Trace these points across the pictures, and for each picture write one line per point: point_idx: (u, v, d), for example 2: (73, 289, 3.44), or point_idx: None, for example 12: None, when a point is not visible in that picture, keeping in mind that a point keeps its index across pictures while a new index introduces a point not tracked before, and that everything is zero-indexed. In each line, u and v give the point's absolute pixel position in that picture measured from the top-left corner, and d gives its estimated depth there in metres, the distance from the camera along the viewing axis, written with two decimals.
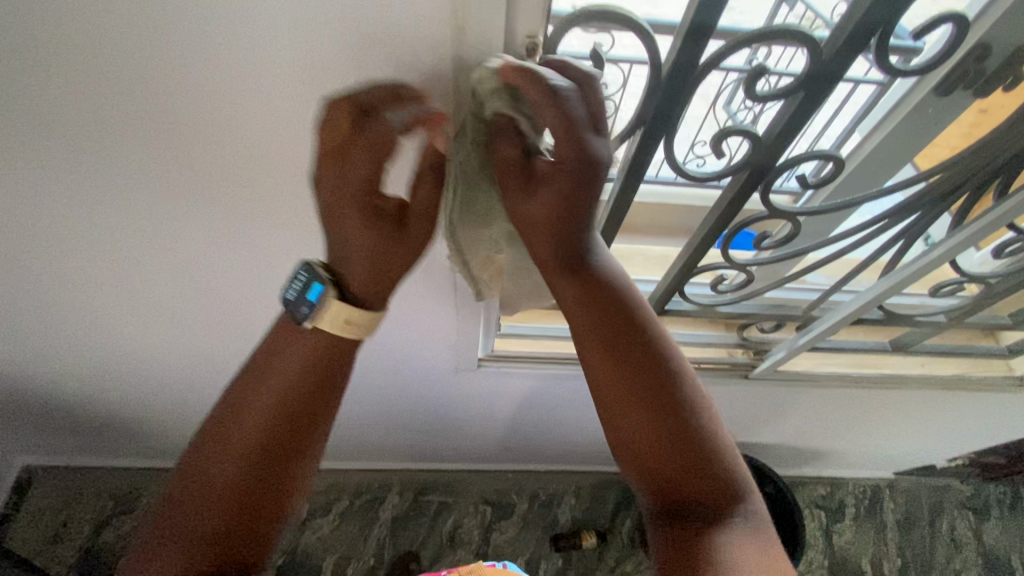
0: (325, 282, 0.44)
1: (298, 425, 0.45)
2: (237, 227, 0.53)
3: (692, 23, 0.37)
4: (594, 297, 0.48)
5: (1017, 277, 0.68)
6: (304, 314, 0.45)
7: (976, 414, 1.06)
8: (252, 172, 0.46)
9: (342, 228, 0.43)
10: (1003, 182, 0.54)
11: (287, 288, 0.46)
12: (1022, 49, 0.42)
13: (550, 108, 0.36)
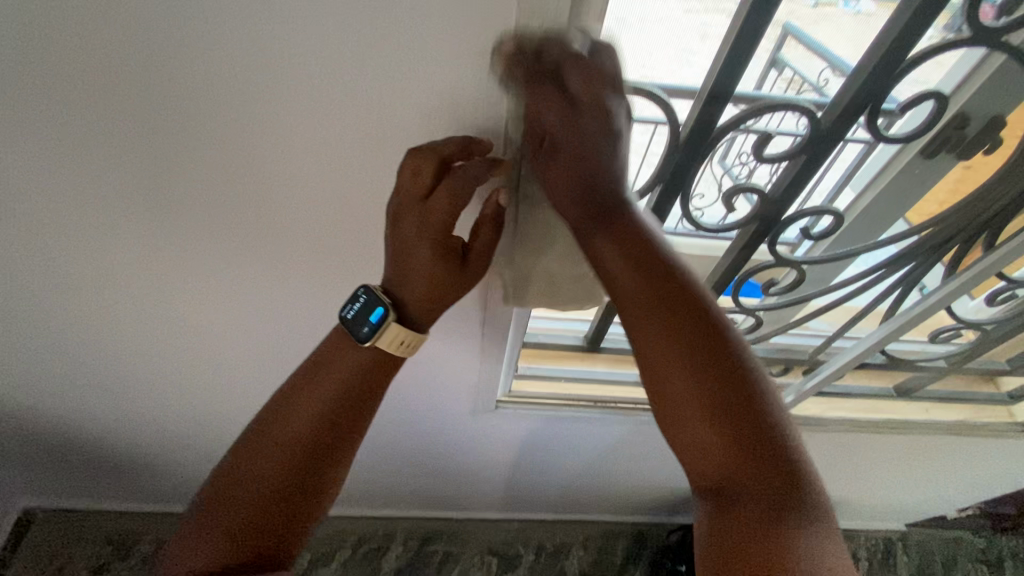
0: (385, 304, 0.44)
1: (338, 428, 0.47)
2: (280, 275, 0.56)
3: (712, 89, 0.43)
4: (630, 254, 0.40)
5: (1010, 324, 0.72)
6: (364, 335, 0.45)
7: (982, 461, 1.07)
8: (304, 224, 0.50)
9: (408, 263, 0.44)
10: (990, 235, 0.59)
11: (347, 308, 0.46)
12: (997, 119, 0.48)
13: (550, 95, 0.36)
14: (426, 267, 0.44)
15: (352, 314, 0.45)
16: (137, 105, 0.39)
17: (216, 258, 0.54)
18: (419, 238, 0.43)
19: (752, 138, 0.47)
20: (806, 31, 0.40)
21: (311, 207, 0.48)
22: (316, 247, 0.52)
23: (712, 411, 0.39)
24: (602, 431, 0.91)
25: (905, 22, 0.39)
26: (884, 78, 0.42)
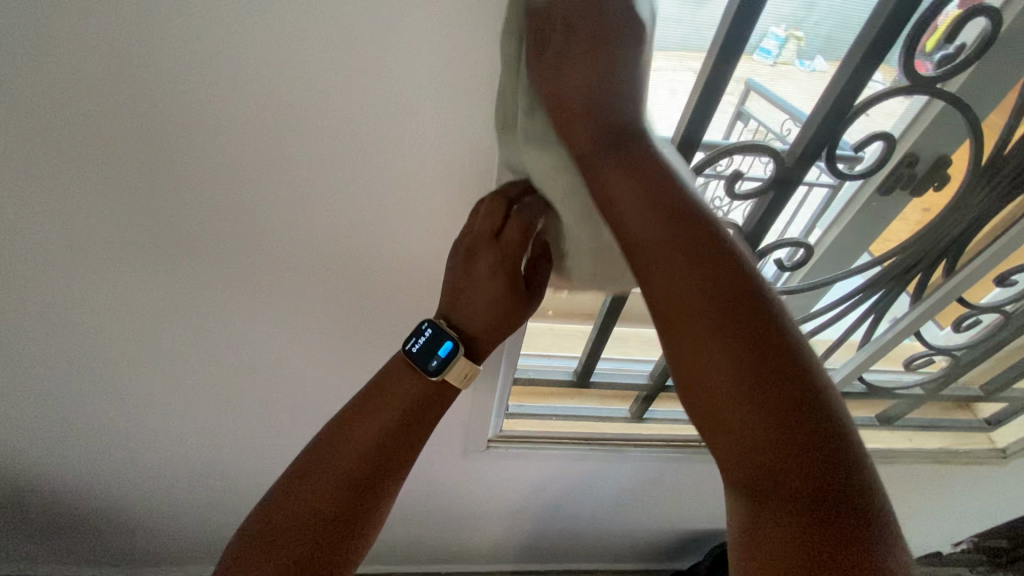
0: (454, 339, 0.46)
1: (399, 456, 0.46)
2: (278, 306, 0.57)
3: (683, 137, 0.47)
4: (651, 205, 0.36)
5: (979, 348, 0.76)
6: (433, 370, 0.46)
7: (970, 492, 1.08)
8: (307, 251, 0.52)
9: (477, 295, 0.46)
10: (949, 262, 0.63)
11: (411, 341, 0.47)
12: (942, 158, 0.53)
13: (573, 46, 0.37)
14: (493, 298, 0.46)
15: (417, 348, 0.47)
16: (166, 122, 0.42)
17: (216, 287, 0.55)
18: (491, 273, 0.45)
19: (723, 179, 0.51)
20: (764, 85, 0.44)
21: (316, 232, 0.51)
22: (317, 274, 0.55)
23: (745, 381, 0.34)
24: (596, 470, 0.91)
25: (846, 75, 0.44)
26: (836, 121, 0.46)
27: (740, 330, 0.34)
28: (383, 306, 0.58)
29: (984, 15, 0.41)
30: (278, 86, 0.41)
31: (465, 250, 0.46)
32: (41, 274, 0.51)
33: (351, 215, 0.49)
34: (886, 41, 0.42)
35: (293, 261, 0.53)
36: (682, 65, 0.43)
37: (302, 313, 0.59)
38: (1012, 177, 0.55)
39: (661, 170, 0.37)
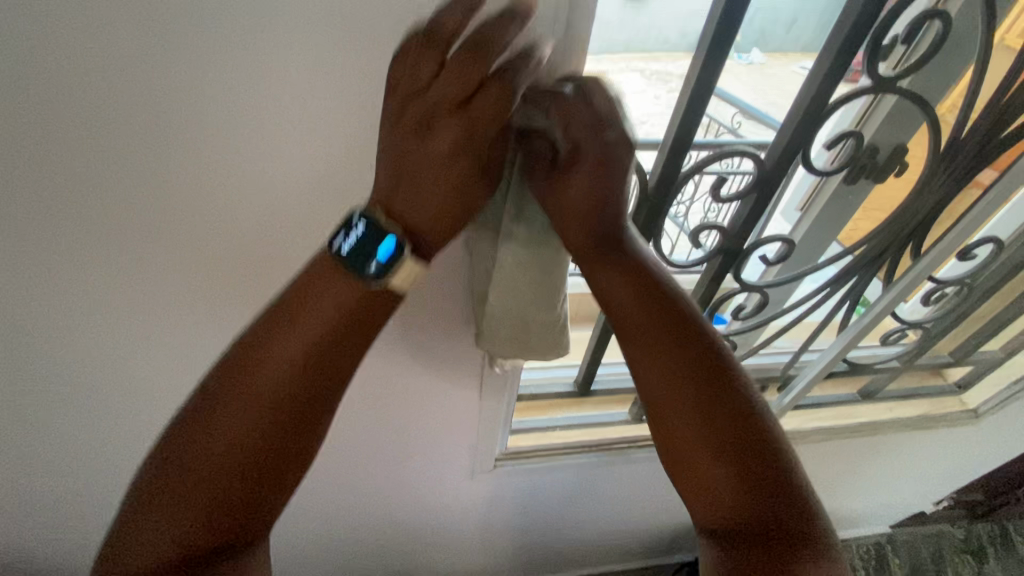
0: (399, 235, 0.35)
1: (294, 422, 0.37)
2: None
3: (667, 163, 0.49)
4: (631, 288, 0.44)
5: (947, 320, 0.80)
6: (372, 277, 0.35)
7: (948, 452, 1.15)
8: None
9: (388, 212, 0.36)
10: (915, 245, 0.66)
11: (339, 240, 0.36)
12: (901, 145, 0.56)
13: (578, 106, 0.35)
14: (409, 222, 0.36)
15: (350, 247, 0.36)
16: (159, 173, 0.41)
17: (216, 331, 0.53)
18: (452, 154, 0.34)
19: (708, 183, 0.52)
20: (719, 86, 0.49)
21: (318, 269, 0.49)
22: None
23: (719, 440, 0.43)
24: (602, 475, 0.92)
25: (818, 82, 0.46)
26: (811, 125, 0.48)
27: (710, 395, 0.44)
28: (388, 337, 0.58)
29: (941, 17, 0.42)
30: (275, 137, 0.40)
31: (405, 121, 0.33)
32: (36, 342, 0.50)
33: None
34: (858, 42, 0.42)
35: None
36: (629, 65, 0.43)
37: None
38: (969, 160, 0.58)
39: (639, 268, 0.44)
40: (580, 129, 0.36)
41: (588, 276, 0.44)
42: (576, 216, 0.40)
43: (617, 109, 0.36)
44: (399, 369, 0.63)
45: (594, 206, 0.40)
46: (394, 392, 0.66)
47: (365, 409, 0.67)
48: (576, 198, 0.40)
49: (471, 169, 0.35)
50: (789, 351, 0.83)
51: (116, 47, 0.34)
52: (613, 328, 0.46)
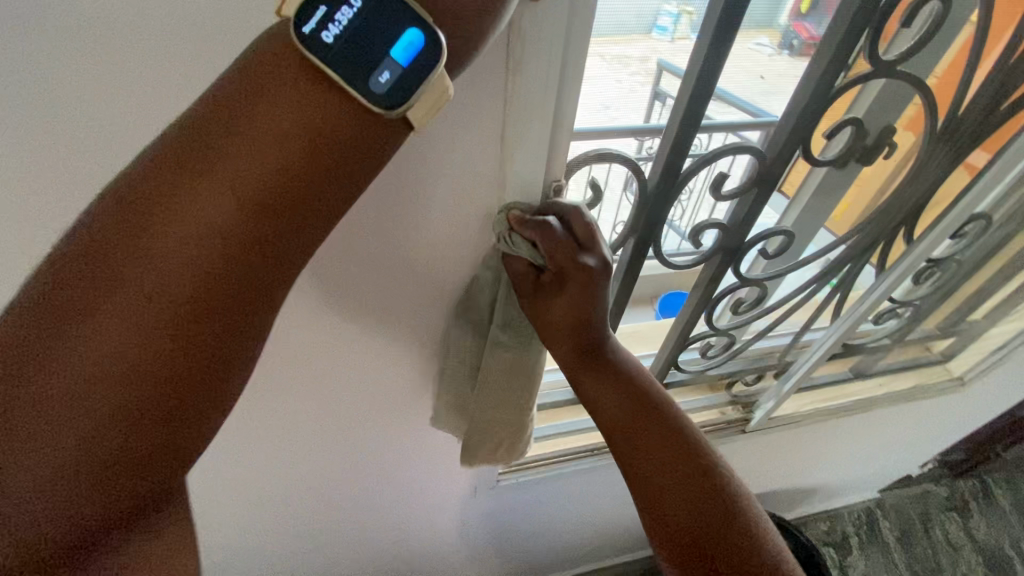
0: (427, 23, 0.26)
1: (177, 407, 0.28)
2: (275, 378, 0.52)
3: (667, 162, 0.46)
4: (618, 392, 0.46)
5: (934, 294, 0.80)
6: (380, 92, 0.26)
7: (934, 419, 1.18)
8: (291, 331, 0.48)
9: (255, 131, 0.27)
10: (907, 230, 0.64)
11: (321, 23, 0.25)
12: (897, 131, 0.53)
13: (557, 237, 0.40)
14: (283, 148, 0.27)
15: (346, 31, 0.26)
16: None
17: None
18: None
19: (706, 182, 0.50)
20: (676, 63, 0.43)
21: (311, 301, 0.45)
22: (306, 347, 0.50)
23: (693, 530, 0.45)
24: (609, 476, 0.90)
25: (820, 71, 0.43)
26: (812, 114, 0.46)
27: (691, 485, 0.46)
28: (381, 367, 0.55)
29: None
30: None
31: None
32: None
33: (348, 278, 0.44)
34: (859, 26, 0.40)
35: (276, 345, 0.49)
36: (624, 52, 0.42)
37: (294, 391, 0.54)
38: (972, 142, 0.55)
39: (625, 376, 0.47)
40: (560, 255, 0.40)
41: (577, 383, 0.46)
42: (562, 329, 0.43)
43: (595, 235, 0.41)
44: (401, 395, 0.59)
45: (580, 327, 0.43)
46: (396, 419, 0.62)
47: (366, 438, 0.64)
48: (563, 318, 0.42)
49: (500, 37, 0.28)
50: (794, 332, 0.81)
51: (71, 70, 0.29)
52: (601, 428, 0.47)
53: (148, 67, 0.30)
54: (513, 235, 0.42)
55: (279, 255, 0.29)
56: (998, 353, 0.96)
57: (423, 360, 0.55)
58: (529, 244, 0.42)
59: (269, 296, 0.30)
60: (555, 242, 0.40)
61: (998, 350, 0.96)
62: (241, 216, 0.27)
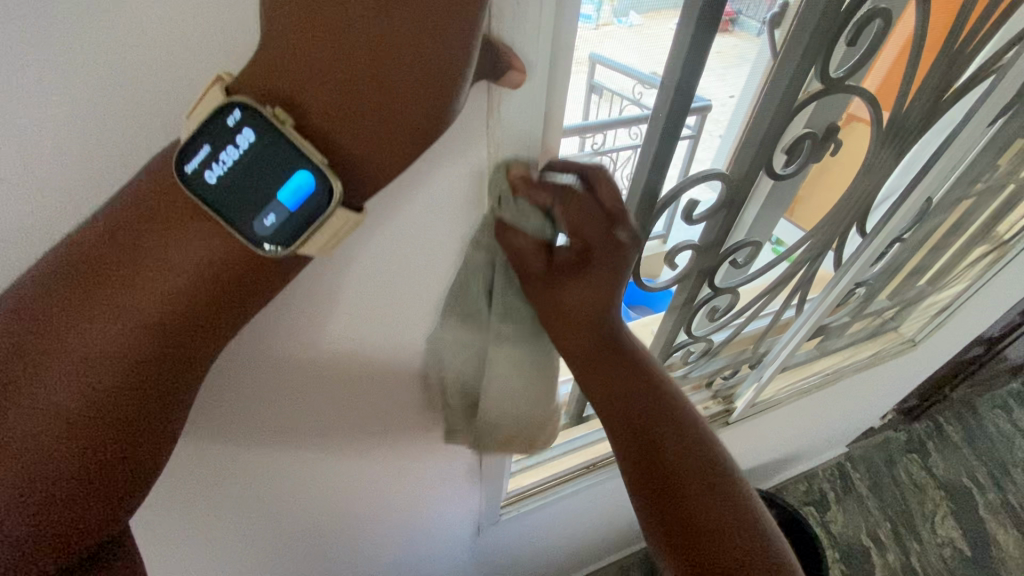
0: (321, 168, 0.23)
1: (79, 530, 0.28)
2: (256, 465, 0.47)
3: (642, 198, 0.46)
4: (629, 403, 0.43)
5: (888, 272, 0.83)
6: (266, 235, 0.24)
7: (892, 377, 1.25)
8: (271, 426, 0.44)
9: (148, 262, 0.25)
10: (861, 224, 0.66)
11: (202, 160, 0.23)
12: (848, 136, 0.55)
13: (576, 204, 0.35)
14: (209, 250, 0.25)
15: (230, 171, 0.23)
16: None
17: (174, 478, 0.43)
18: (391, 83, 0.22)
19: (679, 210, 0.50)
20: (608, 52, 0.34)
21: (289, 381, 0.41)
22: (289, 437, 0.46)
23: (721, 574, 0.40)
24: (607, 487, 0.90)
25: (778, 96, 0.44)
26: (772, 136, 0.47)
27: (688, 490, 0.42)
28: (371, 439, 0.51)
29: (882, 16, 0.42)
30: None
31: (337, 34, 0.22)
32: None
33: (330, 353, 0.40)
34: (809, 52, 0.41)
35: (256, 443, 0.45)
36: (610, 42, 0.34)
37: (281, 481, 0.50)
38: (922, 133, 0.57)
39: (642, 380, 0.43)
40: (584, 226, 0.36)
41: (588, 387, 0.44)
42: (577, 322, 0.40)
43: (619, 201, 0.36)
44: (392, 458, 0.55)
45: (594, 316, 0.40)
46: (389, 483, 0.59)
47: (358, 505, 0.59)
48: (578, 308, 0.39)
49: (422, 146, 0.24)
50: (769, 323, 0.81)
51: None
52: (612, 438, 0.45)
53: (76, 168, 0.25)
54: (519, 201, 0.35)
55: (181, 382, 0.28)
56: (942, 314, 1.04)
57: (414, 420, 0.52)
58: (540, 215, 0.36)
59: (174, 418, 0.29)
60: (576, 209, 0.35)
61: (940, 310, 1.05)
62: (136, 350, 0.26)
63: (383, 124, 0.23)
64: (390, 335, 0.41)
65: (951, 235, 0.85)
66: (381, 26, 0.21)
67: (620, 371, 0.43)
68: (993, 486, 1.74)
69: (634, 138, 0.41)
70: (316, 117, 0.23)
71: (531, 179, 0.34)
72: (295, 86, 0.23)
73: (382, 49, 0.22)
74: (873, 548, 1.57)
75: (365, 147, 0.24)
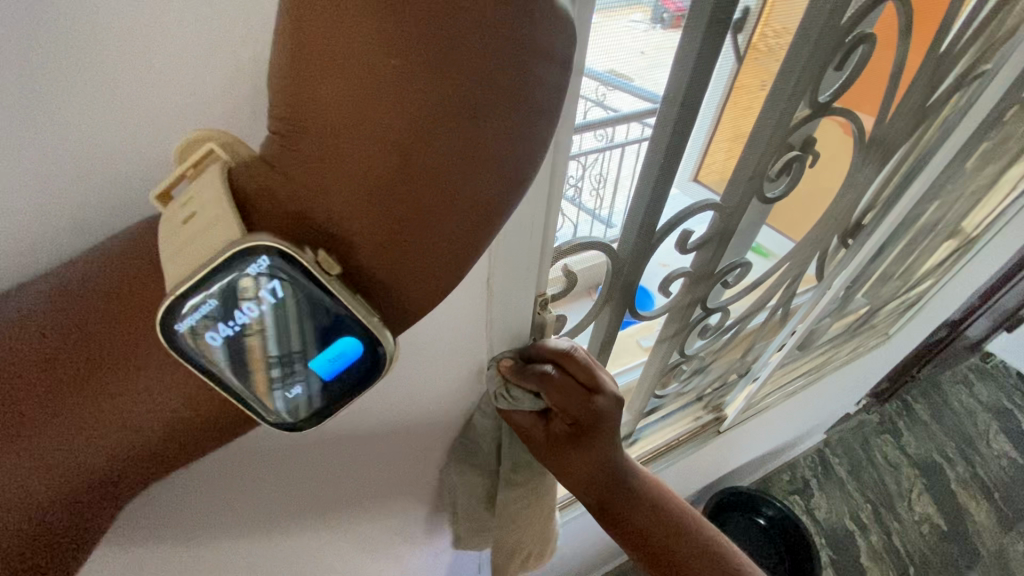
0: (366, 332, 0.23)
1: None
2: (242, 538, 0.43)
3: (636, 234, 0.45)
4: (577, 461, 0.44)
5: (866, 276, 0.84)
6: (286, 400, 0.25)
7: (867, 368, 1.28)
8: (258, 498, 0.41)
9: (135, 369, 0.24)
10: (843, 235, 0.67)
11: (215, 325, 0.22)
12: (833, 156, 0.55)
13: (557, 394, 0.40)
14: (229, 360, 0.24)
15: (243, 334, 0.22)
16: None
17: (153, 562, 0.39)
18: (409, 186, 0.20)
19: (674, 241, 0.49)
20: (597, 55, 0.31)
21: (280, 449, 0.38)
22: (276, 505, 0.43)
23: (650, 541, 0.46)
24: None
25: (769, 125, 0.43)
26: (760, 163, 0.46)
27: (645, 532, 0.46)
28: (364, 496, 0.49)
29: (867, 41, 0.42)
30: None
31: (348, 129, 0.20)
32: None
33: None
34: (797, 83, 0.41)
35: (241, 516, 0.41)
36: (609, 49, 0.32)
37: (269, 551, 0.47)
38: (904, 144, 0.57)
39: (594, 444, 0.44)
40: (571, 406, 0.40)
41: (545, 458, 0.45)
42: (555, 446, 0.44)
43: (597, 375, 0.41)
44: (387, 506, 0.52)
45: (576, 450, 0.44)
46: (384, 537, 0.55)
47: (353, 564, 0.56)
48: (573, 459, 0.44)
49: (438, 254, 0.22)
50: (758, 335, 0.81)
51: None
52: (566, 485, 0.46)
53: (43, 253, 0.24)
54: (512, 388, 0.41)
55: (130, 485, 0.26)
56: (911, 309, 1.09)
57: (412, 464, 0.49)
58: (533, 396, 0.41)
59: (115, 510, 0.27)
60: (561, 391, 0.40)
61: (911, 303, 1.08)
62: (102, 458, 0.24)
63: (434, 260, 0.22)
64: (384, 394, 0.39)
65: (925, 234, 0.86)
66: (402, 164, 0.20)
67: (627, 504, 0.46)
68: (962, 461, 1.81)
69: (601, 141, 0.36)
70: (356, 249, 0.22)
71: (518, 367, 0.40)
72: (330, 219, 0.21)
73: (391, 183, 0.20)
74: (857, 531, 1.61)
75: (386, 266, 0.22)
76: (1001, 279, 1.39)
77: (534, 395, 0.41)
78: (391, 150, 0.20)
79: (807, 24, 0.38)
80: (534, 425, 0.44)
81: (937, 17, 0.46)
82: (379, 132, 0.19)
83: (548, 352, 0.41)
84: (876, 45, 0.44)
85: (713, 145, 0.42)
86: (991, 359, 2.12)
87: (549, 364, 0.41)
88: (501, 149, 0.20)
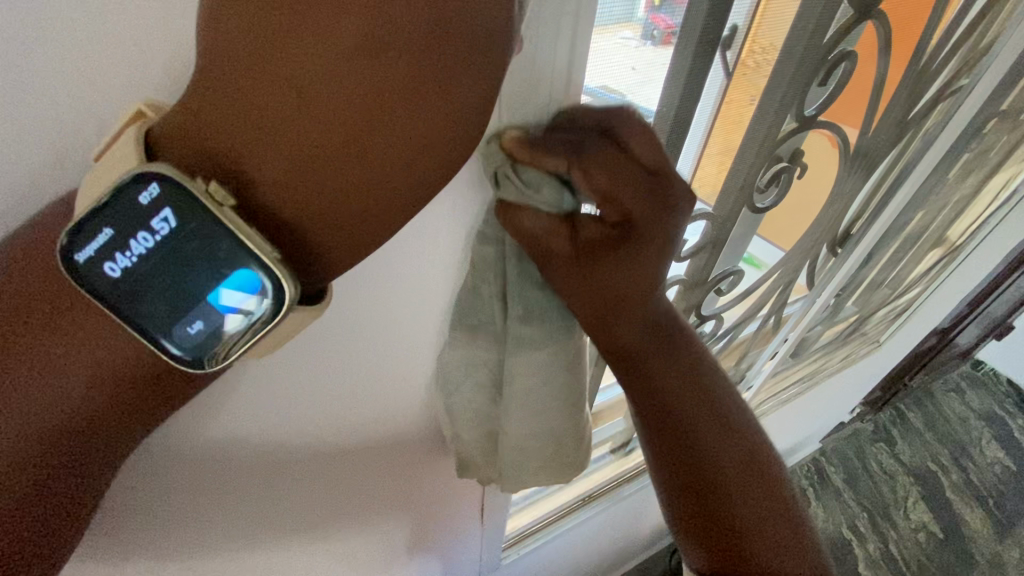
0: (267, 265, 0.22)
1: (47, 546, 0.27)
2: (244, 535, 0.45)
3: None
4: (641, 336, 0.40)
5: (854, 285, 0.86)
6: (194, 341, 0.24)
7: (859, 376, 1.30)
8: (260, 494, 0.42)
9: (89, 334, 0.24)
10: (830, 244, 0.69)
11: (110, 250, 0.22)
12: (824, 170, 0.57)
13: (600, 172, 0.31)
14: None
15: (142, 261, 0.22)
16: None
17: (157, 553, 0.41)
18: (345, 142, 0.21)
19: None
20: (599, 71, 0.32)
21: (284, 444, 0.40)
22: (278, 502, 0.44)
23: (692, 439, 0.42)
24: (604, 517, 0.88)
25: (755, 139, 0.46)
26: (748, 174, 0.48)
27: (696, 429, 0.42)
28: (363, 497, 0.50)
29: (848, 58, 0.44)
30: None
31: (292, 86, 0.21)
32: None
33: (324, 411, 0.40)
34: (780, 98, 0.43)
35: (244, 511, 0.43)
36: (611, 64, 0.33)
37: (271, 550, 0.48)
38: (887, 156, 0.60)
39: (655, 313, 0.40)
40: (618, 185, 0.32)
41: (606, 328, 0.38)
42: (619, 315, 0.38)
43: (649, 143, 0.32)
44: (387, 509, 0.53)
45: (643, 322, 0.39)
46: (383, 540, 0.56)
47: (352, 566, 0.56)
48: (629, 301, 0.37)
49: (367, 214, 0.23)
50: (751, 343, 0.82)
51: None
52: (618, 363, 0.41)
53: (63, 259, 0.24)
54: (525, 174, 0.31)
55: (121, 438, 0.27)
56: (901, 317, 1.11)
57: (412, 467, 0.50)
58: (554, 184, 0.31)
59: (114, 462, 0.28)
60: (602, 168, 0.31)
61: (899, 312, 1.10)
62: (72, 422, 0.25)
63: (348, 207, 0.23)
64: (380, 389, 0.41)
65: (911, 243, 0.89)
66: (340, 118, 0.21)
67: (682, 397, 0.42)
68: (956, 469, 1.83)
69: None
70: (257, 185, 0.22)
71: (530, 141, 0.30)
72: (241, 160, 0.22)
73: (327, 138, 0.21)
74: (854, 540, 1.62)
75: (321, 221, 0.23)
76: (988, 288, 1.42)
77: (557, 182, 0.31)
78: (295, 83, 0.21)
79: (791, 41, 0.40)
80: (554, 235, 0.33)
81: (913, 36, 0.48)
82: (285, 70, 0.20)
83: (585, 125, 0.31)
84: (856, 62, 0.46)
85: (704, 158, 0.45)
86: (982, 368, 2.15)
87: (585, 131, 0.31)
88: (417, 89, 0.21)
